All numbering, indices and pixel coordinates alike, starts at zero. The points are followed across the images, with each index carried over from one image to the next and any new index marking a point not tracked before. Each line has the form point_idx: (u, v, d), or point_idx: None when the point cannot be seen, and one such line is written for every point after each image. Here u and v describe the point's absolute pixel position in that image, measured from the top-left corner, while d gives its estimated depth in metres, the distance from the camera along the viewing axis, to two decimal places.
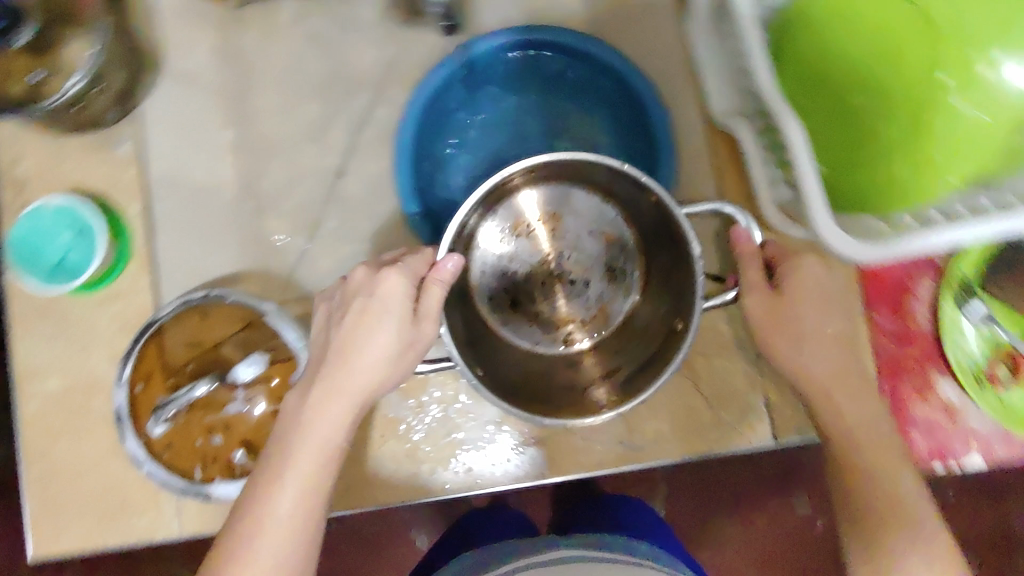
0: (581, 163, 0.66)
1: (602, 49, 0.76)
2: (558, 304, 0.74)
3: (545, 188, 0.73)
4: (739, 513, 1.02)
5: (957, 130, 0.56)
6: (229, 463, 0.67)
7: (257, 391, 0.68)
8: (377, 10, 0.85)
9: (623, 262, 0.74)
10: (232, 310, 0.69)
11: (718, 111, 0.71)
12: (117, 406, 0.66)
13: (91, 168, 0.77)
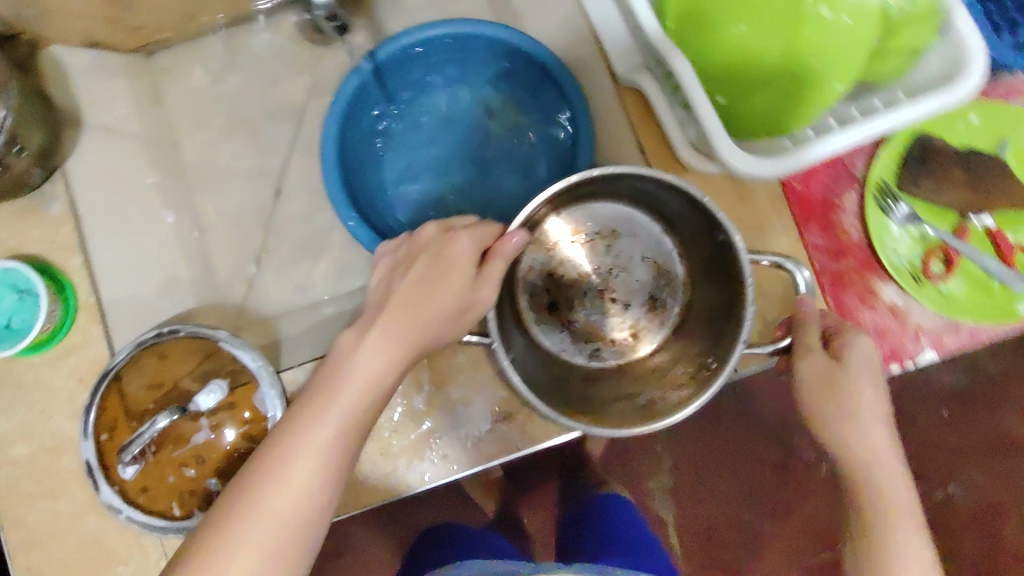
0: (656, 188, 0.66)
1: (496, 28, 0.74)
2: (594, 319, 0.75)
3: (609, 206, 0.75)
4: (743, 468, 1.15)
5: (831, 38, 0.59)
6: (206, 493, 0.68)
7: (221, 417, 0.69)
8: (289, 36, 0.88)
9: (665, 295, 0.75)
10: (185, 344, 0.70)
11: (620, 70, 0.73)
12: (86, 458, 0.67)
13: (26, 232, 0.75)
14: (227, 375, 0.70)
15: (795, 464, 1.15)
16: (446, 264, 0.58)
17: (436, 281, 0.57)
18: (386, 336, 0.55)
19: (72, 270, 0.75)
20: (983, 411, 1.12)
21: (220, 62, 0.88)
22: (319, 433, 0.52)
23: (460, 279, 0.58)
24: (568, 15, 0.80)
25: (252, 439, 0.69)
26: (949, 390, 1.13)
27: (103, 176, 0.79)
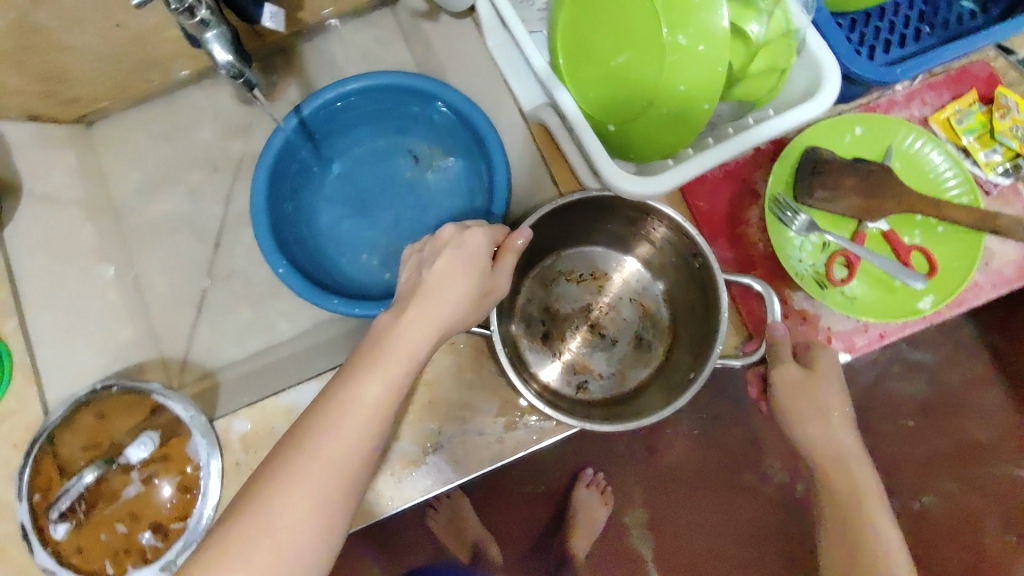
0: (630, 209, 0.65)
1: (406, 77, 0.78)
2: (582, 352, 0.71)
3: (602, 246, 0.73)
4: (718, 496, 1.15)
5: None
6: (140, 548, 0.67)
7: (154, 468, 0.69)
8: (224, 99, 0.93)
9: (651, 334, 0.71)
10: (120, 400, 0.70)
11: (526, 107, 0.78)
12: (20, 521, 0.65)
13: None
14: (161, 428, 0.70)
15: (771, 490, 1.15)
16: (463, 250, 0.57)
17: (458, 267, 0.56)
18: (421, 317, 0.53)
19: (6, 333, 0.73)
20: (959, 419, 1.13)
21: (159, 128, 0.93)
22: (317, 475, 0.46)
23: (478, 265, 0.57)
24: (477, 61, 0.84)
25: (187, 491, 0.68)
26: (912, 401, 1.14)
27: (43, 243, 0.80)
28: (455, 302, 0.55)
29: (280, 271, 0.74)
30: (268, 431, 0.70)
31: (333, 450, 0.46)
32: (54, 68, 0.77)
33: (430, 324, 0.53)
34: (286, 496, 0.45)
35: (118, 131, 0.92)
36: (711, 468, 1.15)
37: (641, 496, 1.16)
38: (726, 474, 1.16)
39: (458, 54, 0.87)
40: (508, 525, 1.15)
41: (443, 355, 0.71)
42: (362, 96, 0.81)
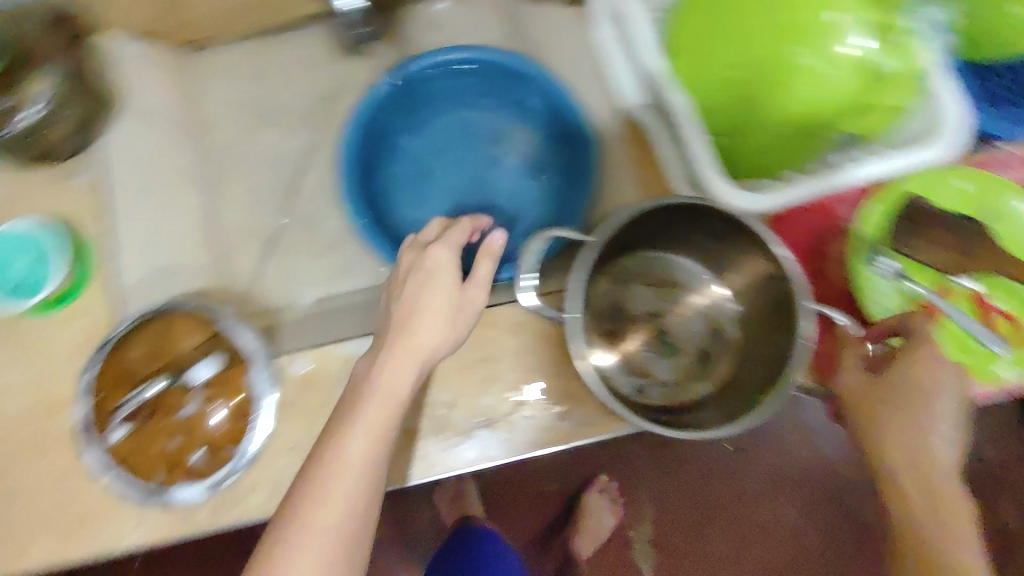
0: (724, 226, 0.63)
1: (522, 62, 0.79)
2: (643, 355, 0.72)
3: (681, 257, 0.73)
4: (731, 528, 1.17)
5: (811, 85, 0.61)
6: (190, 465, 0.69)
7: (214, 390, 0.70)
8: (320, 47, 0.93)
9: (717, 352, 0.71)
10: (189, 319, 0.71)
11: (630, 102, 0.77)
12: (79, 417, 0.67)
13: (51, 198, 0.76)
14: (225, 352, 0.71)
15: (783, 530, 1.17)
16: (437, 274, 0.60)
17: (431, 291, 0.59)
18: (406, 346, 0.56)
19: (88, 235, 0.76)
20: (991, 496, 1.13)
21: (254, 66, 0.93)
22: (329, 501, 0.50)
23: (444, 284, 0.59)
24: (582, 52, 0.85)
25: (242, 419, 0.70)
26: None
27: (133, 157, 0.82)
28: (434, 322, 0.58)
29: (359, 223, 0.77)
30: (325, 377, 0.72)
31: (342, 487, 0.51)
32: None
33: (411, 352, 0.56)
34: (308, 510, 0.50)
35: (217, 62, 0.93)
36: (729, 500, 1.17)
37: (653, 516, 1.17)
38: (743, 510, 1.17)
39: (557, 39, 0.86)
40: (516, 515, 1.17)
41: (509, 335, 0.72)
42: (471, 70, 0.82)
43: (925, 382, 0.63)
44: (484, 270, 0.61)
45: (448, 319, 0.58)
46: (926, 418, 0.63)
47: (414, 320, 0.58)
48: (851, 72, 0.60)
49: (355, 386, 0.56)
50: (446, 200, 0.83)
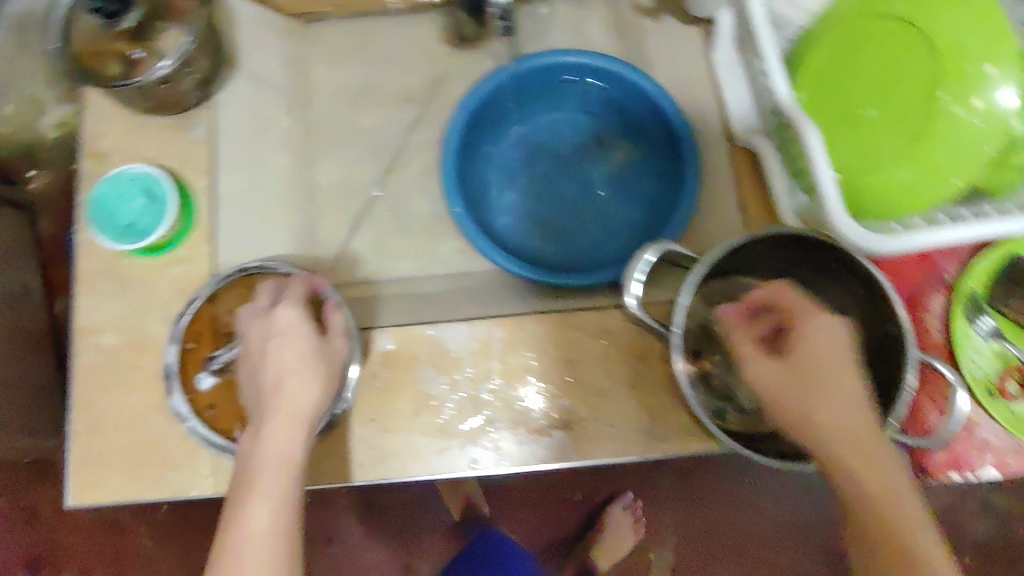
0: (835, 262, 0.63)
1: (642, 79, 0.78)
2: (728, 380, 0.71)
3: None
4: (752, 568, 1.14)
5: (953, 135, 0.61)
6: None
7: None
8: (431, 34, 0.94)
9: None
10: (281, 283, 0.74)
11: (739, 130, 0.78)
12: (168, 362, 0.70)
13: (166, 147, 0.78)
14: None
15: None
16: (287, 333, 0.63)
17: (291, 345, 0.62)
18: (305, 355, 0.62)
19: (196, 187, 0.78)
20: None
21: (363, 43, 0.94)
22: (258, 504, 0.55)
23: (303, 337, 0.63)
24: (694, 78, 0.86)
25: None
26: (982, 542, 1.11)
27: (243, 117, 0.83)
28: (317, 374, 0.62)
29: (455, 212, 0.77)
30: (410, 356, 0.73)
31: (262, 510, 0.55)
32: None
33: (297, 412, 0.60)
34: (235, 532, 0.54)
35: (329, 35, 0.94)
36: (753, 540, 1.15)
37: (674, 545, 1.15)
38: (764, 552, 1.15)
39: (674, 56, 0.88)
40: (527, 521, 1.16)
41: (593, 339, 0.73)
42: (587, 77, 0.81)
43: (823, 355, 0.55)
44: (338, 318, 0.68)
45: (322, 366, 0.63)
46: (823, 398, 0.53)
47: (286, 374, 0.61)
48: (994, 127, 0.60)
49: (250, 448, 0.59)
50: (540, 201, 0.84)
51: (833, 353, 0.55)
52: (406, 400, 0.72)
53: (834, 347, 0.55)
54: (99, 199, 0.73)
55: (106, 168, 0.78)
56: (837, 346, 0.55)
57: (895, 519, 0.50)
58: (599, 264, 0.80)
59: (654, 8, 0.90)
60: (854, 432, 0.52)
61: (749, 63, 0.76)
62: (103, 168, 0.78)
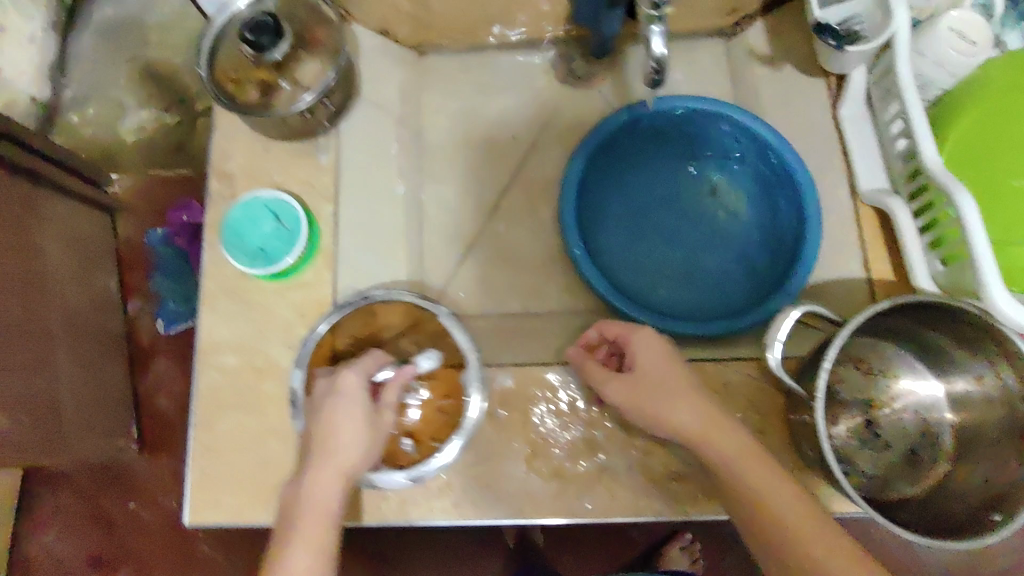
0: (979, 335, 0.62)
1: (767, 129, 0.78)
2: (850, 442, 0.72)
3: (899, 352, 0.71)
4: None
5: None
6: (395, 453, 0.70)
7: (427, 383, 0.72)
8: (543, 70, 0.95)
9: (926, 452, 0.70)
10: (398, 307, 0.74)
11: (864, 190, 0.77)
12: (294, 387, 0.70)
13: (293, 171, 0.79)
14: (442, 350, 0.74)
15: None
16: (350, 397, 0.63)
17: (348, 409, 0.63)
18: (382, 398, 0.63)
19: (322, 215, 0.78)
20: None
21: (477, 76, 0.95)
22: (297, 550, 0.56)
23: (361, 407, 0.63)
24: (819, 125, 0.83)
25: (453, 417, 0.71)
26: None
27: (362, 144, 0.84)
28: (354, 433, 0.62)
29: (573, 253, 0.78)
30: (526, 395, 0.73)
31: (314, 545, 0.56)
32: None
33: (333, 462, 0.61)
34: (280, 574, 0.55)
35: (445, 66, 0.95)
36: None
37: None
38: None
39: (796, 104, 0.85)
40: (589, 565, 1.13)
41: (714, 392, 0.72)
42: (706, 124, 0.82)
43: (655, 366, 0.66)
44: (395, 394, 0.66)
45: (369, 434, 0.63)
46: (664, 402, 0.64)
47: (338, 433, 0.62)
48: None
49: (292, 496, 0.60)
50: (653, 242, 0.85)
51: (655, 363, 0.67)
52: (521, 439, 0.72)
53: (662, 362, 0.67)
54: (233, 223, 0.75)
55: (234, 189, 0.79)
56: (659, 357, 0.67)
57: (780, 511, 0.59)
58: (714, 310, 0.82)
59: (770, 56, 0.88)
60: (690, 430, 0.63)
61: (883, 123, 0.76)
62: (231, 189, 0.79)
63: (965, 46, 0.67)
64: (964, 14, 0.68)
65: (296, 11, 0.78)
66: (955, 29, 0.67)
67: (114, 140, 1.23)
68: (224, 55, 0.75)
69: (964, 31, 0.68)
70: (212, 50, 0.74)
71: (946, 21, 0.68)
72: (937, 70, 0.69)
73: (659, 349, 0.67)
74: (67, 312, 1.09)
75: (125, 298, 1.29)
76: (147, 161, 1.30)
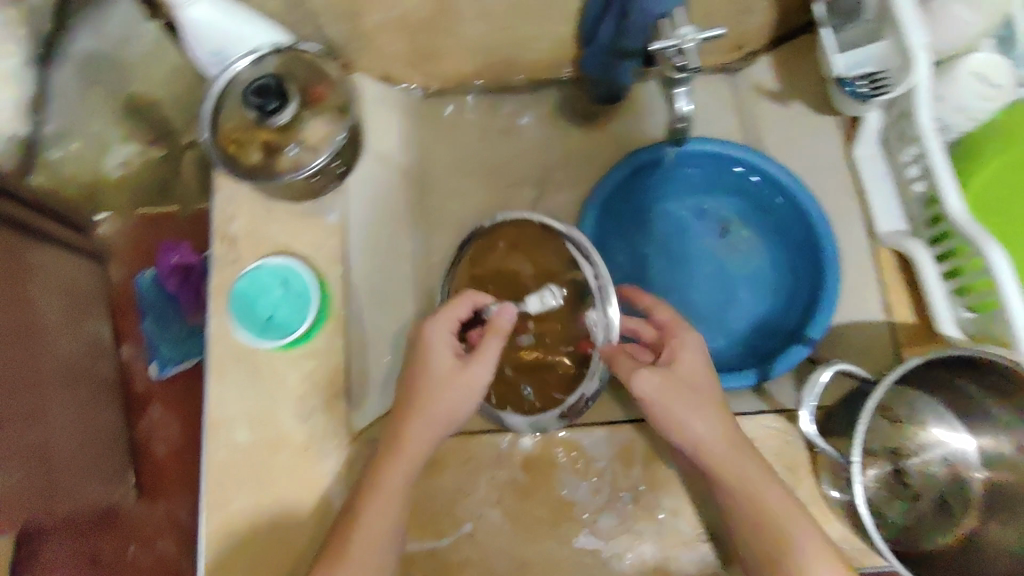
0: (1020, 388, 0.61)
1: (778, 168, 0.78)
2: (882, 494, 0.69)
3: (927, 398, 0.69)
4: None
5: None
6: (518, 397, 0.75)
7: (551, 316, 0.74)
8: (547, 113, 0.93)
9: (954, 501, 0.70)
10: (528, 239, 0.76)
11: (884, 234, 0.76)
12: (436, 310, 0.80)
13: (299, 233, 0.77)
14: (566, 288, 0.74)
15: None
16: (433, 357, 0.65)
17: (443, 388, 0.64)
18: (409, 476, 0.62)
19: (331, 276, 0.75)
20: None
21: (481, 120, 0.93)
22: None
23: (448, 358, 0.65)
24: (831, 167, 0.83)
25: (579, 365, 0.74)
26: None
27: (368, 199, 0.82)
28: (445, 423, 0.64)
29: None
30: (551, 461, 0.71)
31: None
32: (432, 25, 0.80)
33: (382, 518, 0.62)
34: None
35: (447, 111, 0.94)
36: None
37: None
38: None
39: (803, 145, 0.85)
40: None
41: None
42: (716, 165, 0.82)
43: (695, 376, 0.64)
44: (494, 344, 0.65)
45: (462, 386, 0.64)
46: (687, 407, 0.62)
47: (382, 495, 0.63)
48: None
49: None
50: (665, 286, 0.83)
51: (694, 370, 0.65)
52: (547, 505, 0.70)
53: (703, 376, 0.64)
54: (241, 293, 0.73)
55: (239, 253, 0.77)
56: (698, 371, 0.64)
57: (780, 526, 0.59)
58: (730, 354, 0.80)
59: (780, 92, 0.86)
60: (704, 442, 0.62)
61: (899, 165, 0.76)
62: (235, 253, 0.76)
63: (987, 90, 0.66)
64: (985, 57, 0.66)
65: (295, 70, 0.74)
66: (977, 74, 0.66)
67: (91, 178, 1.09)
68: (223, 118, 0.73)
69: (987, 74, 0.66)
70: (212, 113, 0.72)
71: (966, 66, 0.66)
72: (956, 115, 0.68)
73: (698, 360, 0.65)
74: (64, 359, 1.02)
75: (119, 343, 1.21)
76: (134, 202, 1.19)
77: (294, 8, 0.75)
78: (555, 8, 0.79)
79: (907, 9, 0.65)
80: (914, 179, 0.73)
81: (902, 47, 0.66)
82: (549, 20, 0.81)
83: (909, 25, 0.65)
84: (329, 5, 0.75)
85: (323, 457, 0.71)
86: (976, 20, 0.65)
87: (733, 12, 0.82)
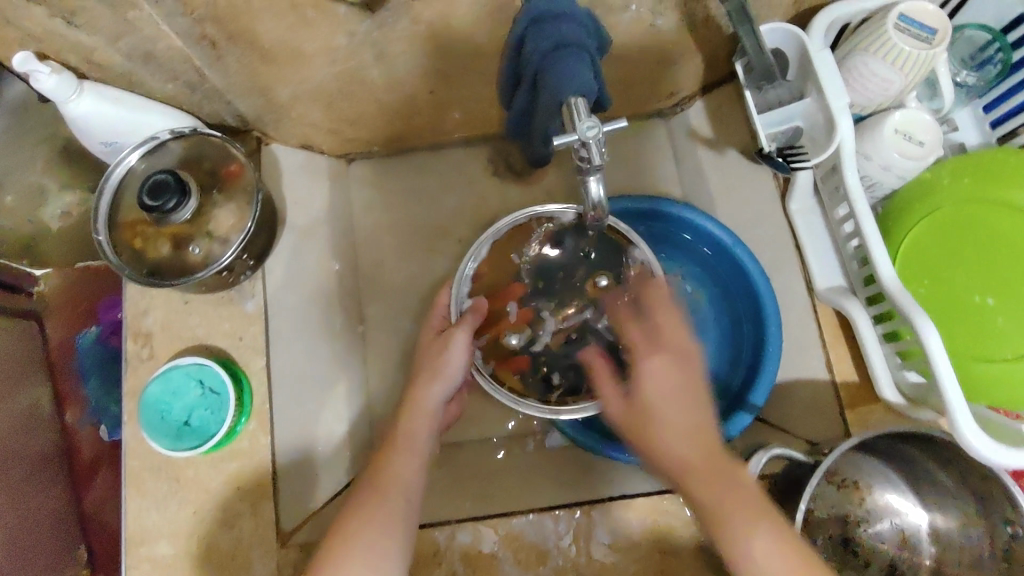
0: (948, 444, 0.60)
1: (714, 225, 0.77)
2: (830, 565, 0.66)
3: (870, 462, 0.66)
4: None
5: None
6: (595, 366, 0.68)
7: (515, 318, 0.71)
8: (482, 169, 0.90)
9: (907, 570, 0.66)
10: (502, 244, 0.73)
11: (822, 290, 0.74)
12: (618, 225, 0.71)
13: (217, 325, 0.73)
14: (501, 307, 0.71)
15: None
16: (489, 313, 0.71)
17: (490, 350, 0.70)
18: None
19: (251, 370, 0.72)
20: None
21: (411, 182, 0.90)
22: None
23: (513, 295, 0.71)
24: (769, 218, 0.80)
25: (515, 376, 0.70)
26: None
27: (291, 278, 0.78)
28: (449, 379, 0.64)
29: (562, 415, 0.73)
30: (491, 552, 0.69)
31: None
32: (343, 97, 0.75)
33: None
34: None
35: (374, 176, 0.90)
36: None
37: None
38: None
39: (740, 194, 0.82)
40: None
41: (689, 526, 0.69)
42: (657, 221, 0.81)
43: (661, 402, 0.53)
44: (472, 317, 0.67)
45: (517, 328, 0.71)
46: (657, 432, 0.52)
47: None
48: None
49: None
50: None
51: (666, 395, 0.53)
52: None
53: (674, 399, 0.52)
54: (153, 402, 0.69)
55: (154, 349, 0.73)
56: (672, 390, 0.53)
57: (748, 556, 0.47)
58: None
59: (714, 139, 0.84)
60: (684, 463, 0.51)
61: (832, 220, 0.74)
62: (149, 350, 0.73)
63: (911, 148, 0.64)
64: (908, 113, 0.64)
65: (201, 154, 0.71)
66: (901, 131, 0.64)
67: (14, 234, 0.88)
68: (125, 212, 0.69)
69: (910, 132, 0.64)
70: (110, 209, 0.68)
71: (890, 123, 0.64)
72: (885, 173, 0.65)
73: (671, 378, 0.53)
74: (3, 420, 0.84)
75: (59, 409, 0.95)
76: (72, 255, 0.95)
77: (194, 90, 0.68)
78: (478, 71, 0.74)
79: (827, 71, 0.64)
80: (848, 236, 0.71)
81: (825, 108, 0.65)
82: (474, 82, 0.77)
83: (831, 90, 0.63)
84: (233, 85, 0.69)
85: (252, 567, 0.67)
86: (898, 78, 0.63)
87: (656, 65, 0.78)
